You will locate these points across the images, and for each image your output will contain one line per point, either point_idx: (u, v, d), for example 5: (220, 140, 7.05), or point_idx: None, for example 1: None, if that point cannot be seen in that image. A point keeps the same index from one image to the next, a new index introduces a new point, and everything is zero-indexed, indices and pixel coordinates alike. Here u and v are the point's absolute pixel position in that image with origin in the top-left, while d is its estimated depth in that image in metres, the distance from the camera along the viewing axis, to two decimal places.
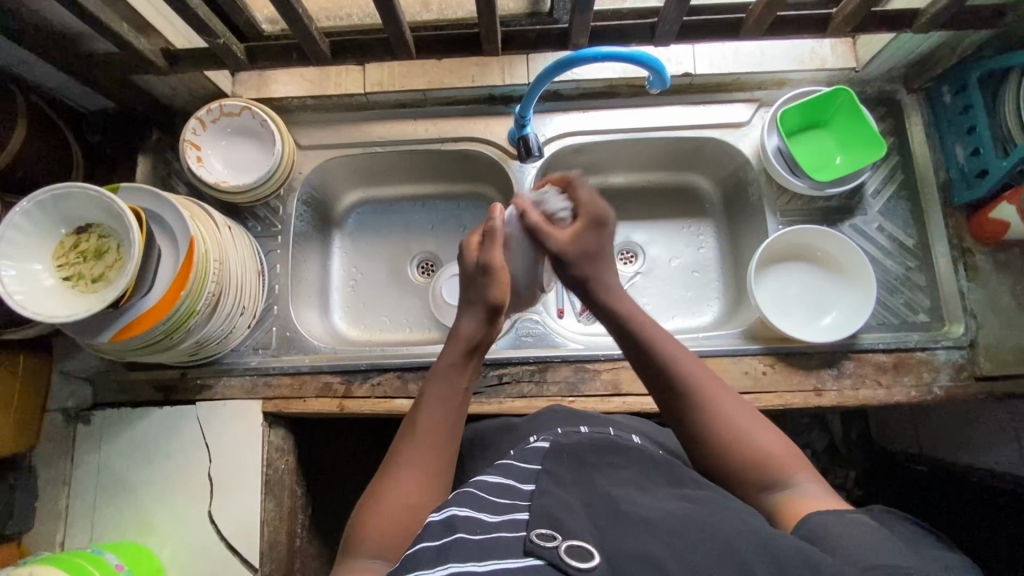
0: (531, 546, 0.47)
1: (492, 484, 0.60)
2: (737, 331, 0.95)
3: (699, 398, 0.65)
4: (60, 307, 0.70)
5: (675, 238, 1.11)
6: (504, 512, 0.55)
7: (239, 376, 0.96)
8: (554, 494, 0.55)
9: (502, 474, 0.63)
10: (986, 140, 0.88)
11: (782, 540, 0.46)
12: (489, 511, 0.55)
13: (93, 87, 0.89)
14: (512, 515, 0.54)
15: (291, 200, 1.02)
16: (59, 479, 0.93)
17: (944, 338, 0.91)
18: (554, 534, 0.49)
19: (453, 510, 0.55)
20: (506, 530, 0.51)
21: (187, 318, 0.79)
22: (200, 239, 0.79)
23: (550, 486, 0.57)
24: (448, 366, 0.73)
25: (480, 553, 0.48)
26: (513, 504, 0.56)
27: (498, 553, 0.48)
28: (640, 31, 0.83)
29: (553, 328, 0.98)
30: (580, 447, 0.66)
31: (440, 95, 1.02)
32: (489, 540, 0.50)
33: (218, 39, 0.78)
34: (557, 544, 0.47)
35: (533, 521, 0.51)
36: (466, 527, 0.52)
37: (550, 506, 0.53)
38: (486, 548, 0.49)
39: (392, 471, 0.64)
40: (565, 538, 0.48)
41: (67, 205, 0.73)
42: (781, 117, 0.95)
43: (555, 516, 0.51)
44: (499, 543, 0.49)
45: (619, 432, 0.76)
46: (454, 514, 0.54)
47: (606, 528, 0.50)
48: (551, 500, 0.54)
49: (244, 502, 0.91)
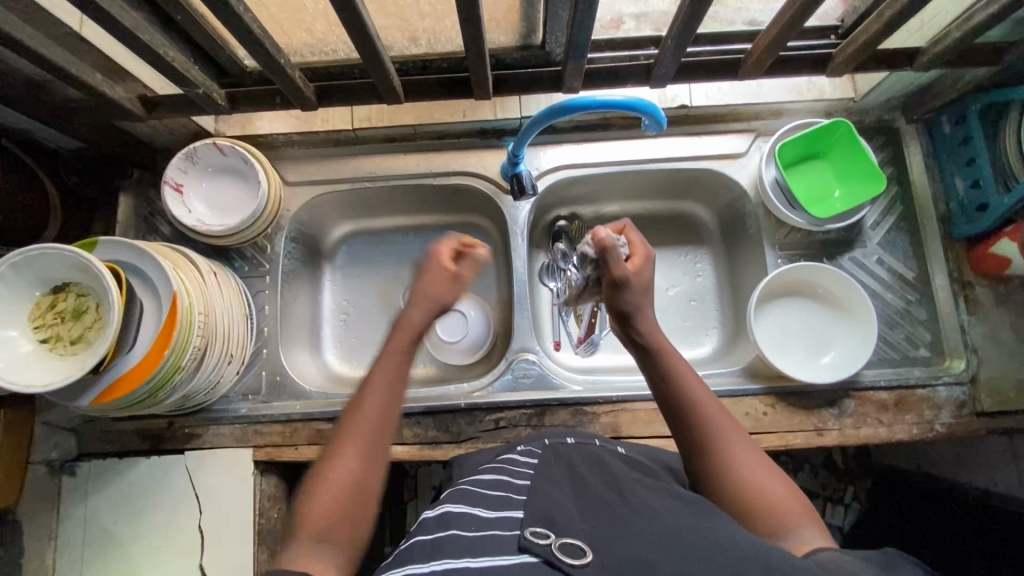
0: (525, 543, 0.47)
1: (485, 482, 0.62)
2: (736, 368, 0.94)
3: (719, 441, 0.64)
4: (40, 374, 0.68)
5: (671, 267, 1.09)
6: (499, 509, 0.55)
7: (229, 424, 0.93)
8: (546, 496, 0.55)
9: (495, 473, 0.64)
10: (987, 175, 0.87)
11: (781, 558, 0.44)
12: (485, 507, 0.55)
13: (69, 130, 0.86)
14: (506, 512, 0.53)
15: (279, 239, 1.00)
16: (45, 534, 0.90)
17: (945, 374, 0.90)
18: (548, 532, 0.48)
19: (448, 507, 0.56)
20: (500, 525, 0.51)
21: (171, 375, 0.76)
22: (184, 293, 0.77)
23: (542, 488, 0.57)
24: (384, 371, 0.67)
25: (475, 549, 0.47)
26: (506, 501, 0.56)
27: (494, 550, 0.47)
28: (635, 72, 0.81)
29: (551, 368, 0.96)
30: (570, 459, 0.66)
31: (431, 129, 1.00)
32: (484, 536, 0.50)
33: (197, 88, 0.75)
34: (550, 541, 0.47)
35: (527, 519, 0.51)
36: (459, 525, 0.52)
37: (543, 507, 0.53)
38: (480, 544, 0.48)
39: (336, 450, 0.62)
40: (558, 536, 0.48)
41: (43, 264, 0.70)
42: (780, 149, 0.93)
43: (550, 516, 0.51)
44: (495, 538, 0.49)
45: (605, 443, 0.75)
46: (447, 512, 0.55)
47: (597, 529, 0.50)
48: (545, 502, 0.54)
49: (236, 554, 0.89)
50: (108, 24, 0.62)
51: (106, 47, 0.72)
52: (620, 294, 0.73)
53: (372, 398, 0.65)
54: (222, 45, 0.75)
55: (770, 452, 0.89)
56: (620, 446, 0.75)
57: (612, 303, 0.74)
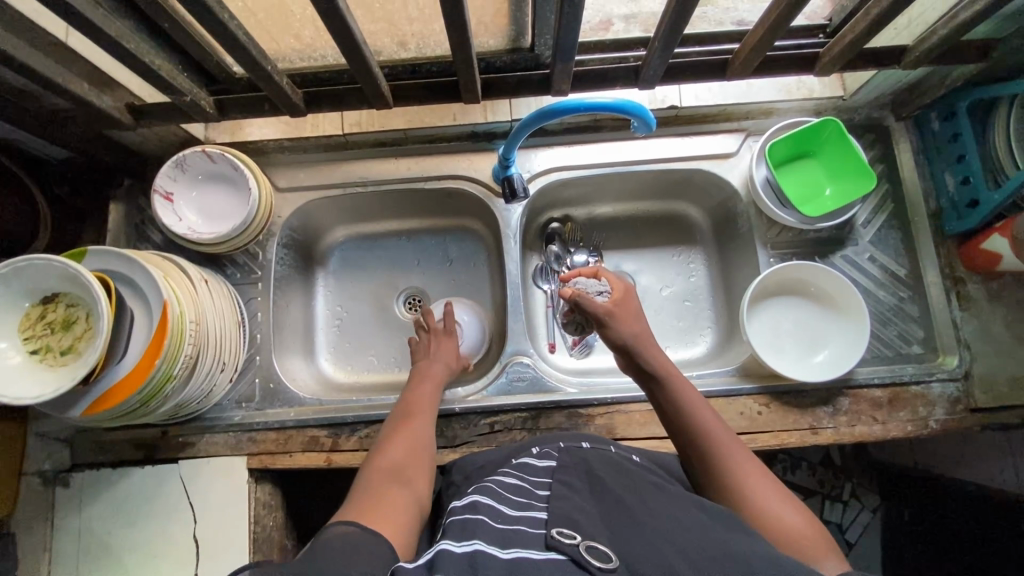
0: (552, 542, 0.48)
1: (507, 485, 0.62)
2: (730, 368, 0.94)
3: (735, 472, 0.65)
4: (30, 385, 0.67)
5: (665, 267, 1.09)
6: (522, 510, 0.56)
7: (223, 432, 0.93)
8: (568, 501, 0.56)
9: (516, 478, 0.65)
10: (977, 171, 0.87)
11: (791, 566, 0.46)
12: (511, 505, 0.57)
13: (58, 140, 0.86)
14: (530, 512, 0.55)
15: (271, 245, 1.00)
16: (39, 545, 0.90)
17: (939, 371, 0.90)
18: (574, 532, 0.50)
19: (476, 500, 0.58)
20: (526, 523, 0.53)
21: (164, 385, 0.76)
22: (175, 301, 0.76)
23: (563, 492, 0.58)
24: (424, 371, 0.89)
25: (503, 541, 0.49)
26: (529, 504, 0.57)
27: (523, 543, 0.49)
28: (623, 74, 0.81)
29: (545, 371, 0.95)
30: (586, 461, 0.66)
31: (421, 133, 0.99)
32: (512, 531, 0.51)
33: (185, 96, 0.75)
34: (577, 542, 0.48)
35: (552, 520, 0.52)
36: (489, 517, 0.54)
37: (566, 510, 0.54)
38: (508, 536, 0.50)
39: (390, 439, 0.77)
40: (585, 538, 0.49)
41: (30, 276, 0.69)
42: (770, 149, 0.93)
43: (574, 519, 0.52)
44: (522, 535, 0.51)
45: (620, 450, 0.74)
46: (476, 501, 0.58)
47: (619, 534, 0.51)
48: (567, 505, 0.55)
49: (232, 562, 0.88)
50: (93, 34, 0.62)
51: (93, 57, 0.72)
52: (608, 326, 0.80)
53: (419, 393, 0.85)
54: (210, 52, 0.74)
55: (766, 451, 0.88)
56: (634, 455, 0.74)
57: (608, 340, 0.80)
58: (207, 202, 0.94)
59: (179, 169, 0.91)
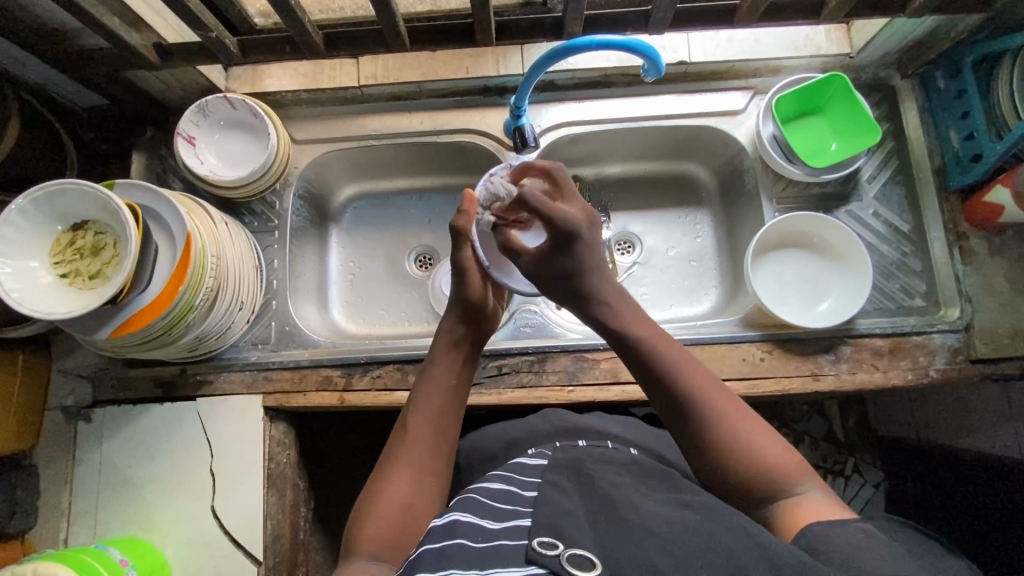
0: (533, 555, 0.49)
1: (492, 489, 0.63)
2: (735, 318, 0.96)
3: (712, 422, 0.61)
4: (59, 305, 0.71)
5: (671, 228, 1.12)
6: (507, 519, 0.57)
7: (239, 371, 0.96)
8: (555, 505, 0.57)
9: (501, 480, 0.65)
10: (981, 124, 0.88)
11: (785, 550, 0.47)
12: (492, 517, 0.57)
13: (87, 82, 0.89)
14: (513, 523, 0.56)
15: (288, 195, 1.02)
16: (61, 476, 0.93)
17: (939, 322, 0.92)
18: (556, 542, 0.50)
19: (455, 514, 0.56)
20: (508, 536, 0.53)
21: (185, 314, 0.79)
22: (197, 234, 0.79)
23: (551, 497, 0.59)
24: (442, 376, 0.72)
25: (482, 561, 0.49)
26: (514, 511, 0.58)
27: (502, 562, 0.49)
28: (635, 20, 0.83)
29: (551, 319, 0.99)
30: (578, 462, 0.68)
31: (435, 86, 1.02)
32: (493, 548, 0.52)
33: (210, 33, 0.78)
34: (559, 552, 0.49)
35: (536, 530, 0.53)
36: (467, 532, 0.54)
37: (551, 517, 0.54)
38: (487, 556, 0.50)
39: (393, 461, 0.66)
40: (567, 546, 0.50)
41: (64, 201, 0.73)
42: (776, 104, 0.95)
43: (557, 526, 0.53)
44: (501, 550, 0.51)
45: (617, 445, 0.76)
46: (457, 518, 0.56)
47: (606, 536, 0.51)
48: (554, 511, 0.56)
49: (246, 496, 0.91)
50: None
51: None
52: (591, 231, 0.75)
53: (430, 405, 0.70)
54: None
55: (769, 397, 0.90)
56: (632, 448, 0.77)
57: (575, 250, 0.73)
58: (227, 148, 0.97)
59: (201, 114, 0.94)
